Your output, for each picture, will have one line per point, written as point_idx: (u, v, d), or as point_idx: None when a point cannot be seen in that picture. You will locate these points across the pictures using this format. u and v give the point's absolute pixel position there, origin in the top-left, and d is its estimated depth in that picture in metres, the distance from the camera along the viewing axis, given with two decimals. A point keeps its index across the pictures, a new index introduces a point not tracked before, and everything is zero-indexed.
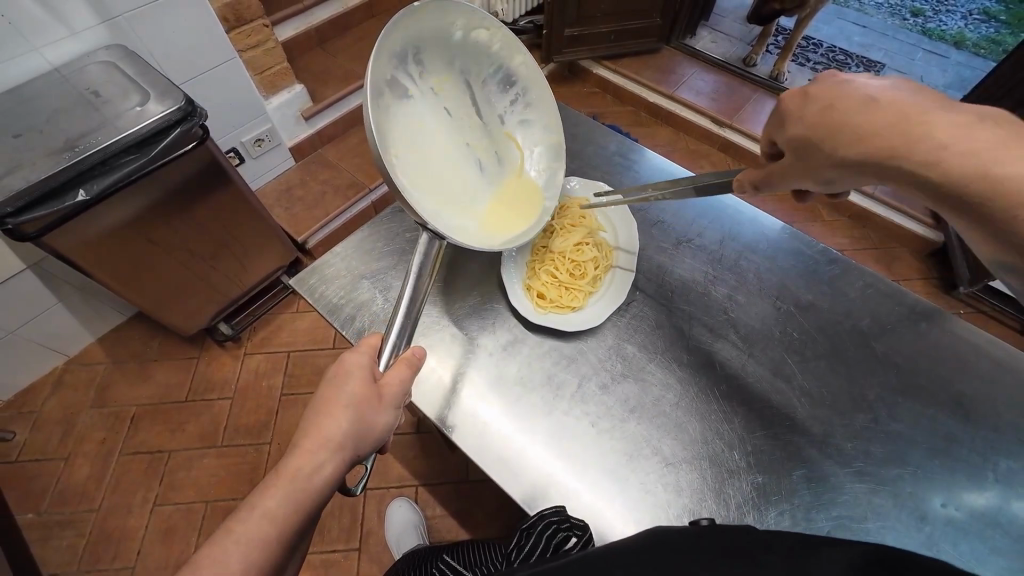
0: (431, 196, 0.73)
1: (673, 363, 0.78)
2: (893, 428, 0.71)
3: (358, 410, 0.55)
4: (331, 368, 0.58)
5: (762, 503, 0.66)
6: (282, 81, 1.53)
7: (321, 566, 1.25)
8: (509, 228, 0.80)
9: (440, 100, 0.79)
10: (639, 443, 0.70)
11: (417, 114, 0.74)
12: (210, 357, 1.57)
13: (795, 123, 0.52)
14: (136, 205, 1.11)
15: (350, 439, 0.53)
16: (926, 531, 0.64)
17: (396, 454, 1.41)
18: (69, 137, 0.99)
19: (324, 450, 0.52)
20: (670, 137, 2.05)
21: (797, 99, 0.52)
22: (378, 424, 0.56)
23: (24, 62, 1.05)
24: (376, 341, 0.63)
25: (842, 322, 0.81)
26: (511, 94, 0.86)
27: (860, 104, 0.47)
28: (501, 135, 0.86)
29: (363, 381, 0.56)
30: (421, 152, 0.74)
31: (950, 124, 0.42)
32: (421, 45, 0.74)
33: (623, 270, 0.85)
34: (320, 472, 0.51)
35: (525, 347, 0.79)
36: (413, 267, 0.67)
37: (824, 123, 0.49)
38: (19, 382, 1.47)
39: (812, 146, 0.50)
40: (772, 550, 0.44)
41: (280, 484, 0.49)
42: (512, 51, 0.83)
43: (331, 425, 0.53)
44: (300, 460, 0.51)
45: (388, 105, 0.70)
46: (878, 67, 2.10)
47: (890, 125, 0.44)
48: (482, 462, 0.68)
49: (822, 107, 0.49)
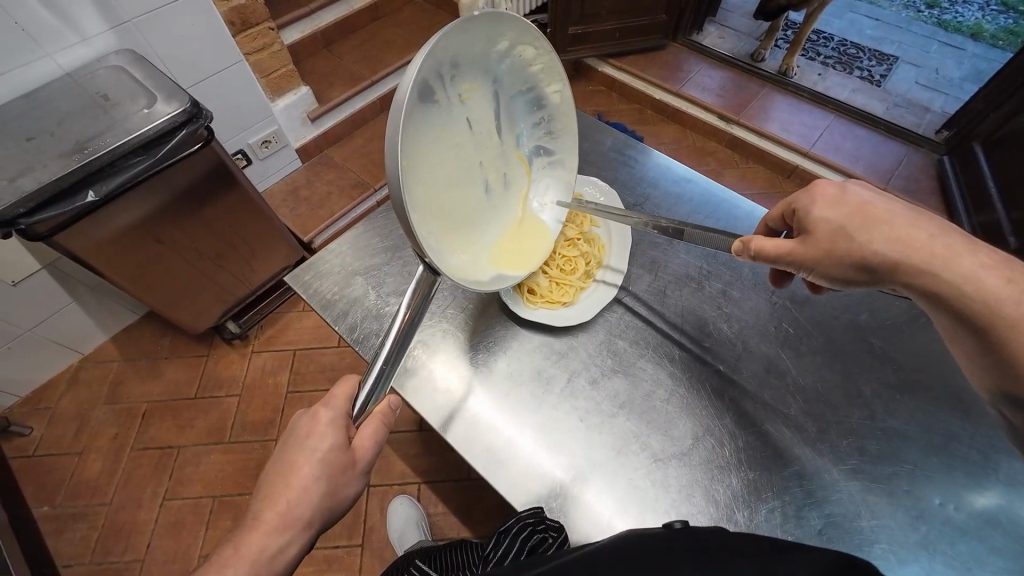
0: (438, 218, 0.67)
1: (664, 357, 0.77)
2: (889, 426, 0.69)
3: (329, 484, 0.56)
4: (300, 426, 0.58)
5: (753, 499, 0.65)
6: (288, 84, 1.56)
7: (324, 561, 1.27)
8: (507, 261, 0.79)
9: (468, 111, 0.71)
10: (627, 439, 0.69)
11: (441, 123, 0.67)
12: (219, 355, 1.60)
13: (827, 217, 0.58)
14: (141, 211, 1.14)
15: (316, 516, 0.56)
16: (921, 530, 0.62)
17: (398, 452, 1.42)
18: (80, 140, 1.02)
19: (289, 529, 0.54)
20: (676, 133, 2.02)
21: (829, 199, 0.59)
22: (345, 495, 0.58)
23: (36, 68, 1.08)
24: (351, 385, 0.63)
25: (838, 317, 0.80)
26: (536, 117, 0.84)
27: (886, 213, 0.55)
28: (516, 158, 0.83)
29: (332, 451, 0.57)
30: (438, 169, 0.67)
31: (944, 247, 0.52)
32: (467, 48, 0.67)
33: (615, 265, 0.85)
34: (285, 552, 0.53)
35: (514, 342, 0.79)
36: (405, 303, 0.65)
37: (859, 219, 0.55)
38: (34, 379, 1.51)
39: (841, 234, 0.56)
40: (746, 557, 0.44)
41: (239, 563, 0.51)
42: (550, 77, 0.80)
43: (298, 505, 0.55)
44: (261, 539, 0.52)
45: (420, 110, 0.62)
46: (891, 60, 2.06)
47: (915, 243, 0.53)
48: (469, 455, 0.68)
49: (856, 207, 0.57)
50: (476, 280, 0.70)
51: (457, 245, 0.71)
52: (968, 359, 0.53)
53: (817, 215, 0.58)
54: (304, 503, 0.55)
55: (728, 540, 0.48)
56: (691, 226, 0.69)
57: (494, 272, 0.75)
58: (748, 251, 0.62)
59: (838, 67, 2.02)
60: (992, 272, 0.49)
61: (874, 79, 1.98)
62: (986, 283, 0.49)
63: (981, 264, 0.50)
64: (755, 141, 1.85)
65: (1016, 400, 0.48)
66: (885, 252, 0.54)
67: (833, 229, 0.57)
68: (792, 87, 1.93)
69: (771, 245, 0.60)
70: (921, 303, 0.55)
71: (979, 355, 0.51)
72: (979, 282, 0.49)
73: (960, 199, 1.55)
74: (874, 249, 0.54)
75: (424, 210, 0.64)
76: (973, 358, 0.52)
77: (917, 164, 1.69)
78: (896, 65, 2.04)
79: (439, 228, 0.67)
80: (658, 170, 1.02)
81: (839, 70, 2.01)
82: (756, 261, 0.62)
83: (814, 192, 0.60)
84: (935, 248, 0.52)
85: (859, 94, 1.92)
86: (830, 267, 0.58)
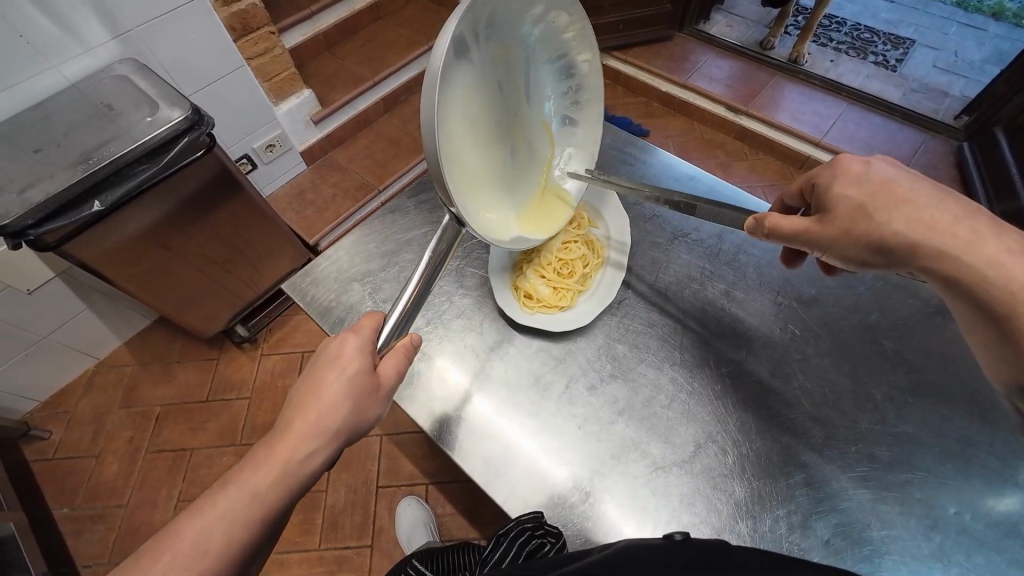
0: (471, 174, 0.67)
1: (665, 362, 0.76)
2: (900, 430, 0.67)
3: (357, 400, 0.55)
4: (329, 348, 0.58)
5: (757, 509, 0.63)
6: (291, 87, 1.56)
7: (334, 563, 1.28)
8: (531, 225, 0.79)
9: (503, 71, 0.69)
10: (626, 446, 0.68)
11: (479, 82, 0.65)
12: (229, 358, 1.62)
13: (847, 195, 0.56)
14: (148, 219, 1.15)
15: (344, 428, 0.54)
16: (935, 540, 0.60)
17: (406, 453, 1.43)
18: (85, 150, 1.03)
19: (316, 438, 0.52)
20: (684, 125, 1.98)
21: (849, 176, 0.56)
22: (369, 417, 0.57)
23: (43, 80, 1.09)
24: (377, 319, 0.61)
25: (847, 317, 0.77)
26: (564, 86, 0.83)
27: (912, 193, 0.53)
28: (541, 125, 0.82)
29: (361, 371, 0.56)
30: (472, 128, 0.65)
31: (966, 231, 0.50)
32: (505, 9, 0.64)
33: (616, 262, 0.83)
34: (309, 462, 0.51)
35: (511, 348, 0.78)
36: (418, 275, 0.64)
37: (882, 197, 0.53)
38: (52, 385, 1.55)
39: (861, 212, 0.54)
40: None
41: (269, 467, 0.50)
42: (581, 46, 0.78)
43: (327, 416, 0.53)
44: (290, 445, 0.51)
45: (456, 70, 0.59)
46: (907, 44, 1.99)
47: (938, 224, 0.51)
48: (465, 463, 0.67)
49: (879, 185, 0.54)
50: (500, 237, 0.71)
51: (487, 201, 0.70)
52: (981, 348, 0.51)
53: (839, 193, 0.56)
54: (332, 416, 0.53)
55: (725, 552, 0.46)
56: (703, 201, 0.68)
57: (517, 232, 0.75)
58: (762, 230, 0.62)
59: (851, 53, 1.96)
60: (1016, 259, 0.47)
61: (889, 64, 1.91)
62: (1010, 270, 0.47)
63: (1006, 249, 0.48)
64: (765, 131, 1.80)
65: None
66: (904, 234, 0.52)
67: (853, 207, 0.55)
68: (803, 74, 1.87)
69: (786, 223, 0.59)
70: (937, 288, 0.53)
71: (994, 345, 0.50)
72: (1003, 268, 0.47)
73: (981, 185, 1.49)
74: (893, 230, 0.52)
75: (457, 172, 0.63)
76: (988, 348, 0.50)
77: (935, 151, 1.63)
78: (912, 48, 1.97)
79: (469, 193, 0.66)
80: (658, 167, 1.00)
81: (852, 56, 1.95)
82: (768, 239, 0.62)
83: (837, 168, 0.58)
84: (958, 231, 0.50)
85: (874, 80, 1.86)
86: (847, 247, 0.56)
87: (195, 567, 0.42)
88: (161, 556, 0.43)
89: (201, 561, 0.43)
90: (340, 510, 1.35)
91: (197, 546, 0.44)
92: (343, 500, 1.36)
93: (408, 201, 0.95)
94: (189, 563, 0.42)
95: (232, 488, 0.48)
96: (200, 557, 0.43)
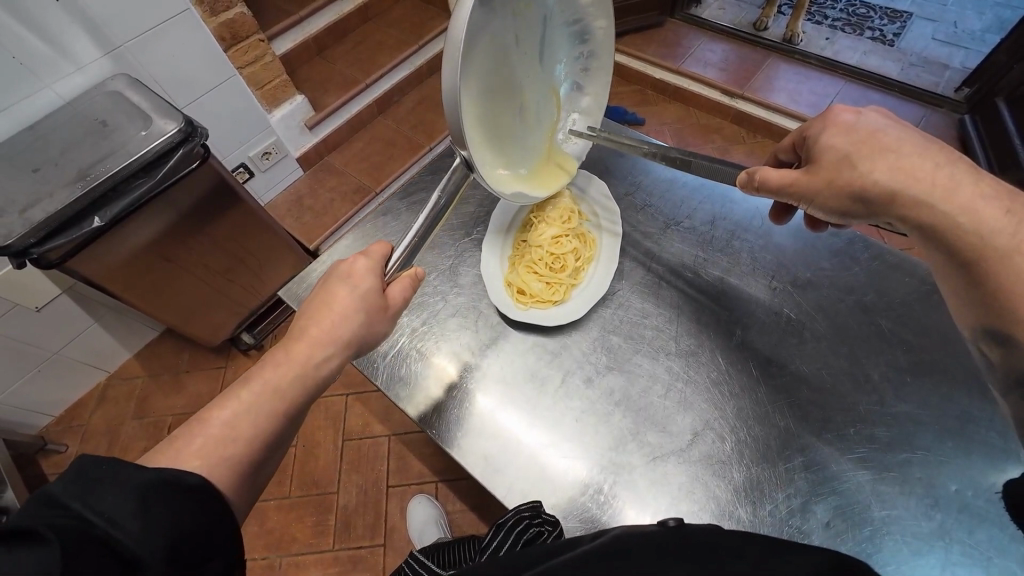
0: (475, 139, 0.66)
1: (660, 352, 0.76)
2: (900, 410, 0.67)
3: (367, 316, 0.61)
4: (339, 270, 0.63)
5: (757, 494, 0.63)
6: (283, 94, 1.56)
7: (349, 562, 1.30)
8: (534, 185, 0.80)
9: (518, 31, 0.68)
10: (624, 437, 0.68)
11: (495, 37, 0.64)
12: (237, 366, 1.64)
13: (840, 136, 0.58)
14: (150, 233, 1.16)
15: (355, 339, 0.60)
16: (937, 519, 0.60)
17: (415, 453, 1.44)
18: (82, 168, 1.04)
19: (330, 346, 0.58)
20: (680, 112, 1.96)
21: (839, 131, 0.59)
22: (379, 332, 0.63)
23: (38, 99, 1.11)
24: (385, 248, 0.67)
25: (843, 299, 0.76)
26: (576, 51, 0.80)
27: (896, 141, 0.55)
28: (550, 91, 0.81)
29: (371, 289, 0.62)
30: (480, 93, 0.65)
31: (946, 178, 0.52)
32: None
33: (610, 234, 0.85)
34: (326, 364, 0.57)
35: (508, 343, 0.78)
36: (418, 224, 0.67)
37: (868, 146, 0.56)
38: (66, 399, 1.58)
39: (846, 162, 0.57)
40: (740, 557, 0.41)
41: (290, 366, 0.55)
42: (600, 12, 0.75)
43: (343, 325, 0.59)
44: (306, 349, 0.57)
45: (471, 33, 0.58)
46: (904, 18, 1.95)
47: (915, 179, 0.53)
48: (464, 461, 0.68)
49: (867, 132, 0.57)
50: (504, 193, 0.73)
51: (490, 161, 0.70)
52: (956, 301, 0.52)
53: (825, 143, 0.59)
54: (347, 325, 0.59)
55: (719, 538, 0.45)
56: (699, 157, 0.69)
57: (519, 188, 0.75)
58: (751, 184, 0.64)
59: (847, 30, 1.92)
60: (990, 203, 0.49)
61: (886, 39, 1.88)
62: (982, 215, 0.49)
63: (983, 197, 0.50)
64: (762, 114, 1.78)
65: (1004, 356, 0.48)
66: (884, 183, 0.54)
67: (839, 157, 0.58)
68: (798, 54, 1.85)
69: (775, 174, 0.62)
70: (915, 238, 0.55)
71: (963, 290, 0.51)
72: (976, 214, 0.49)
73: (984, 157, 1.46)
74: (872, 179, 0.55)
75: (466, 136, 0.64)
76: (965, 303, 0.51)
77: (936, 125, 1.60)
78: (910, 22, 1.93)
79: (476, 158, 0.67)
80: None
81: (848, 33, 1.92)
82: (757, 193, 0.64)
83: (828, 120, 0.61)
84: (937, 178, 0.52)
85: (871, 56, 1.83)
86: (829, 199, 0.59)
87: (228, 452, 0.46)
88: (194, 441, 0.46)
89: (231, 446, 0.47)
90: (352, 510, 1.37)
91: (226, 433, 0.47)
92: (355, 501, 1.38)
93: (400, 202, 0.96)
94: (220, 446, 0.46)
95: (254, 384, 0.52)
96: (232, 444, 0.47)
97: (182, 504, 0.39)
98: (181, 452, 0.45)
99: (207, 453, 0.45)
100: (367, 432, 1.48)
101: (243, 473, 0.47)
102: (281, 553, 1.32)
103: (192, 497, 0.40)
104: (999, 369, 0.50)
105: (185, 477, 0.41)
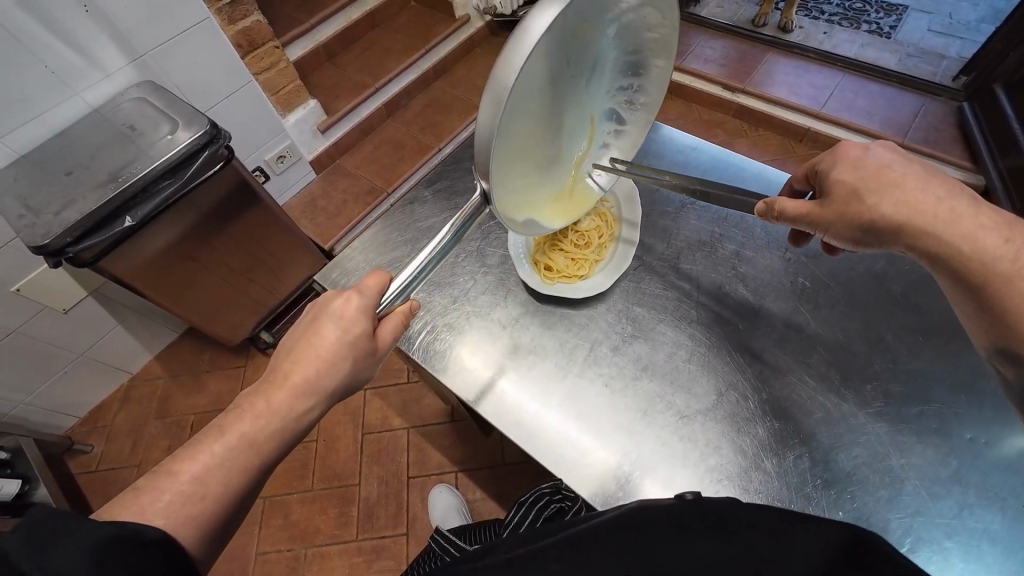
0: (507, 169, 0.66)
1: (683, 320, 0.79)
2: (914, 366, 0.70)
3: (354, 364, 0.59)
4: (332, 307, 0.59)
5: (780, 447, 0.66)
6: (296, 99, 1.61)
7: (372, 551, 1.33)
8: (557, 211, 0.80)
9: (580, 54, 0.65)
10: (652, 399, 0.72)
11: (552, 61, 0.60)
12: (256, 364, 1.68)
13: (845, 172, 0.60)
14: (175, 232, 1.20)
15: (341, 387, 0.58)
16: (952, 465, 0.63)
17: (434, 443, 1.47)
18: (112, 171, 1.09)
19: (315, 396, 0.56)
20: (682, 109, 2.00)
21: (845, 165, 0.60)
22: (364, 376, 0.61)
23: (68, 106, 1.15)
24: (382, 279, 0.63)
25: (855, 268, 0.80)
26: (627, 82, 0.79)
27: (902, 176, 0.56)
28: (592, 120, 0.79)
29: (362, 335, 0.59)
30: (527, 123, 0.64)
31: (945, 210, 0.54)
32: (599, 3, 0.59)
33: (626, 243, 0.85)
34: (307, 415, 0.56)
35: (535, 318, 0.81)
36: (432, 246, 0.66)
37: (875, 180, 0.57)
38: (90, 400, 1.61)
39: (855, 196, 0.58)
40: (755, 527, 0.44)
41: (268, 418, 0.53)
42: (658, 52, 0.75)
43: (324, 375, 0.56)
44: (287, 399, 0.54)
45: (530, 68, 0.56)
46: (900, 11, 2.00)
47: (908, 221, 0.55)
48: (501, 427, 0.71)
49: (877, 165, 0.58)
50: (521, 220, 0.73)
51: (517, 185, 0.69)
52: (965, 315, 0.55)
53: (836, 177, 0.60)
54: (331, 376, 0.57)
55: (736, 508, 0.47)
56: (716, 187, 0.70)
57: (534, 213, 0.76)
58: (771, 213, 0.65)
59: (844, 24, 1.96)
60: (991, 233, 0.52)
61: (883, 32, 1.92)
62: (983, 243, 0.52)
63: (980, 224, 0.53)
64: (764, 107, 1.82)
65: (1002, 328, 0.51)
66: (891, 216, 0.56)
67: (848, 191, 0.59)
68: (797, 49, 1.89)
69: (793, 205, 0.63)
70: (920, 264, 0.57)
71: (972, 309, 0.53)
72: (977, 242, 0.52)
73: (983, 141, 1.49)
74: (881, 213, 0.56)
75: (500, 166, 0.63)
76: (970, 313, 0.54)
77: (935, 114, 1.64)
78: (906, 15, 1.97)
79: (503, 187, 0.66)
80: (667, 145, 1.10)
81: (846, 27, 1.96)
82: (777, 222, 0.65)
83: (838, 156, 0.61)
84: (938, 210, 0.54)
85: (869, 48, 1.87)
86: (840, 228, 0.60)
87: (194, 511, 0.46)
88: (161, 496, 0.46)
89: (201, 504, 0.46)
90: (373, 501, 1.39)
91: (196, 490, 0.47)
92: (376, 492, 1.41)
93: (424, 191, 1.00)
94: (186, 507, 0.46)
95: (230, 433, 0.51)
96: (200, 502, 0.46)
97: (143, 558, 0.38)
98: (148, 506, 0.45)
99: (173, 512, 0.45)
100: (386, 426, 1.51)
101: (206, 531, 0.46)
102: (305, 545, 1.35)
103: (154, 551, 0.38)
104: (1013, 383, 0.53)
105: (146, 530, 0.39)
